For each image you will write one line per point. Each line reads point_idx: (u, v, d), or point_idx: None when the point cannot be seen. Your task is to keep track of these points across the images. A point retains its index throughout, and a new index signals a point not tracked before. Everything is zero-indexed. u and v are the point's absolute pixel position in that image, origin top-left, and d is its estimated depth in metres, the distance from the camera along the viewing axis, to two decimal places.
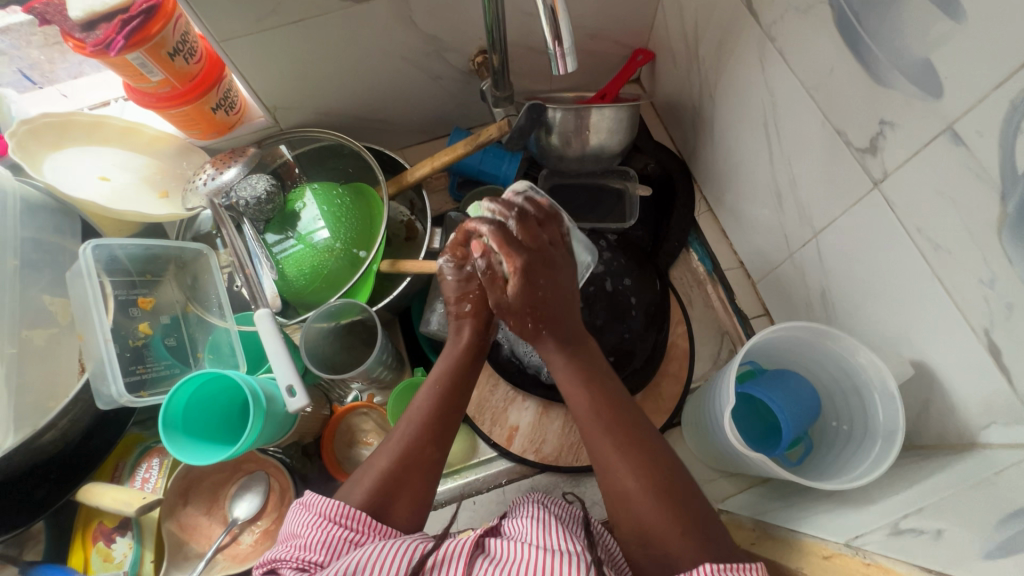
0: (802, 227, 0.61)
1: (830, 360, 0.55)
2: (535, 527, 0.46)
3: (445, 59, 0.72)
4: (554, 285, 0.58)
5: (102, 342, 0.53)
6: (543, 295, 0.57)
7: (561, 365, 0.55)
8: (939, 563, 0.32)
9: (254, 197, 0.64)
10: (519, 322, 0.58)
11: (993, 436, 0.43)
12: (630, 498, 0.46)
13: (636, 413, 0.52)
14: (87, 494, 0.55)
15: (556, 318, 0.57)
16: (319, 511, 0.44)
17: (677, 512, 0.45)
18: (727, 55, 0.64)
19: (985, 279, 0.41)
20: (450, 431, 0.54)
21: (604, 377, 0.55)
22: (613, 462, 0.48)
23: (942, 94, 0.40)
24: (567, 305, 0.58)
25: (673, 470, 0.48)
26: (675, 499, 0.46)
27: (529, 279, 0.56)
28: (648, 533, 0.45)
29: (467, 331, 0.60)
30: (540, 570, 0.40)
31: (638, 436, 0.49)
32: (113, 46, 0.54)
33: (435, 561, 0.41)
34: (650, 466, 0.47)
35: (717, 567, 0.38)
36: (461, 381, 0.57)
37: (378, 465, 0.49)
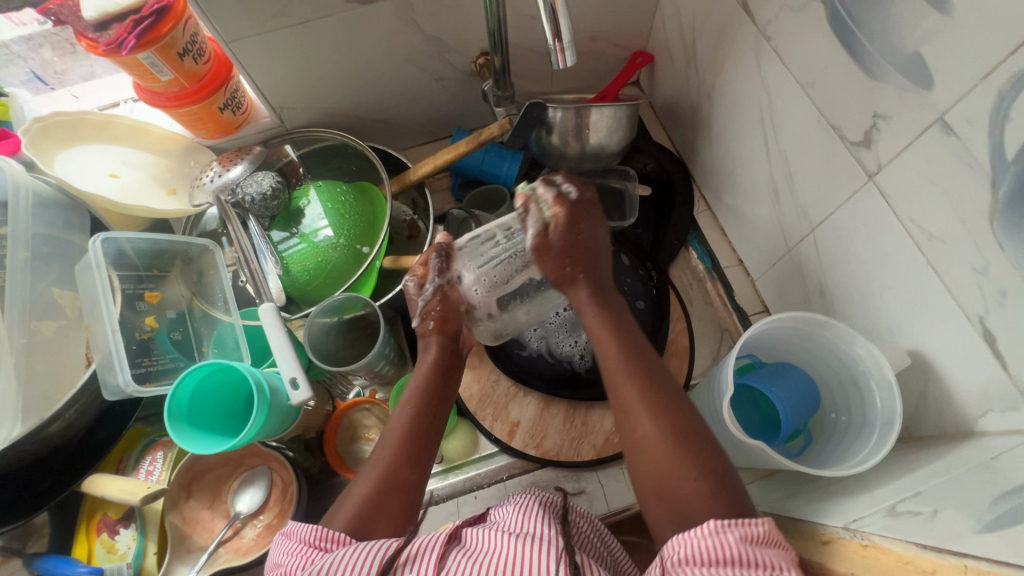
0: (800, 222, 0.61)
1: (828, 351, 0.56)
2: (516, 513, 0.47)
3: (448, 61, 0.73)
4: (591, 236, 0.58)
5: (111, 333, 0.54)
6: (580, 242, 0.57)
7: (592, 310, 0.55)
8: (935, 539, 0.32)
9: (260, 193, 0.65)
10: (556, 268, 0.57)
11: (990, 424, 0.44)
12: (648, 445, 0.46)
13: (661, 369, 0.51)
14: (91, 484, 0.56)
15: (591, 265, 0.57)
16: (298, 537, 0.42)
17: (696, 456, 0.44)
18: (724, 55, 0.65)
19: (978, 267, 0.41)
20: (426, 452, 0.52)
21: (630, 332, 0.55)
22: (637, 406, 0.48)
23: (933, 86, 0.41)
24: (596, 253, 0.58)
25: (695, 422, 0.47)
26: (693, 445, 0.45)
27: (574, 223, 0.57)
28: (660, 474, 0.44)
29: (431, 353, 0.58)
30: (515, 557, 0.40)
31: (661, 387, 0.49)
32: (125, 45, 0.55)
33: (408, 556, 0.40)
34: (671, 412, 0.47)
35: (723, 521, 0.37)
36: (429, 403, 0.55)
37: (357, 492, 0.47)
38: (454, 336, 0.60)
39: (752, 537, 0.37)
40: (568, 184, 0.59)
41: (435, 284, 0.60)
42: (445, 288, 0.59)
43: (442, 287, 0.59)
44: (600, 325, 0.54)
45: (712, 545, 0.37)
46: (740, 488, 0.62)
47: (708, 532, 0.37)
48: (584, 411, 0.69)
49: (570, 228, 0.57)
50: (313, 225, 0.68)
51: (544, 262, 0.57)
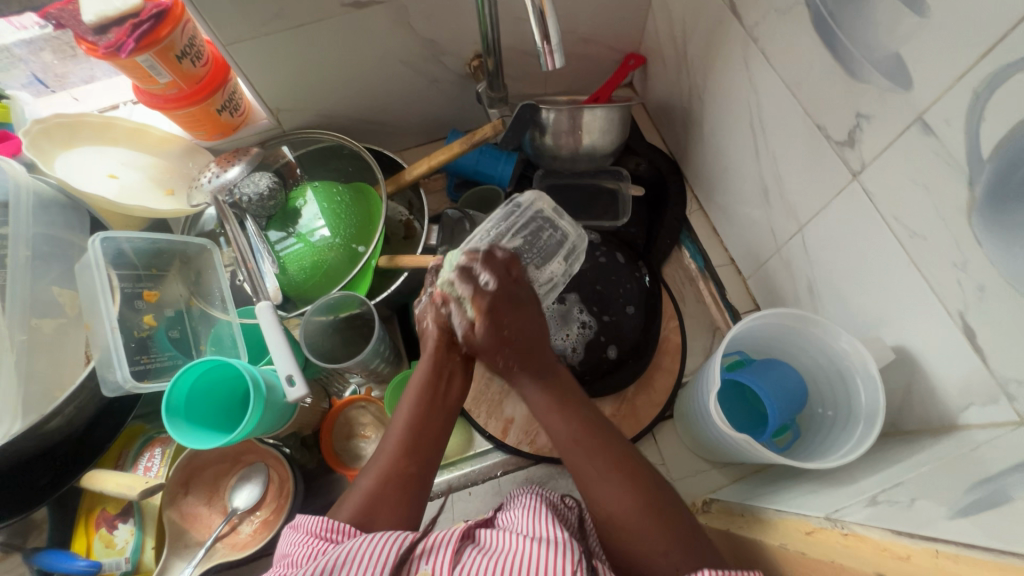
0: (789, 221, 0.62)
1: (815, 347, 0.57)
2: (527, 516, 0.47)
3: (443, 63, 0.74)
4: (531, 326, 0.55)
5: (110, 329, 0.55)
6: (516, 334, 0.53)
7: (536, 394, 0.53)
8: (911, 526, 0.33)
9: (257, 193, 0.66)
10: (490, 358, 0.55)
11: (972, 417, 0.44)
12: (618, 524, 0.46)
13: (617, 434, 0.51)
14: (91, 479, 0.57)
15: (530, 351, 0.54)
16: (306, 529, 0.45)
17: (668, 531, 0.44)
18: (714, 57, 0.66)
19: (958, 263, 0.42)
20: (427, 442, 0.52)
21: (580, 403, 0.53)
22: (597, 486, 0.47)
23: (912, 86, 0.42)
24: (539, 345, 0.55)
25: (659, 489, 0.47)
26: (663, 516, 0.45)
27: (495, 320, 0.53)
28: (633, 551, 0.45)
29: (429, 341, 0.58)
30: (527, 560, 0.40)
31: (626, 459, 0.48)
32: (124, 48, 0.56)
33: (424, 548, 0.42)
34: (634, 489, 0.46)
35: (726, 574, 0.39)
36: (433, 402, 0.55)
37: (361, 485, 0.49)
38: (454, 323, 0.59)
39: None
40: (484, 271, 0.56)
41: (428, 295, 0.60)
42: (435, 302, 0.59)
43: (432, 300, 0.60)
44: (544, 402, 0.52)
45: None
46: (731, 483, 0.63)
47: None
48: None
49: (493, 325, 0.53)
50: (310, 225, 0.69)
51: (479, 354, 0.55)
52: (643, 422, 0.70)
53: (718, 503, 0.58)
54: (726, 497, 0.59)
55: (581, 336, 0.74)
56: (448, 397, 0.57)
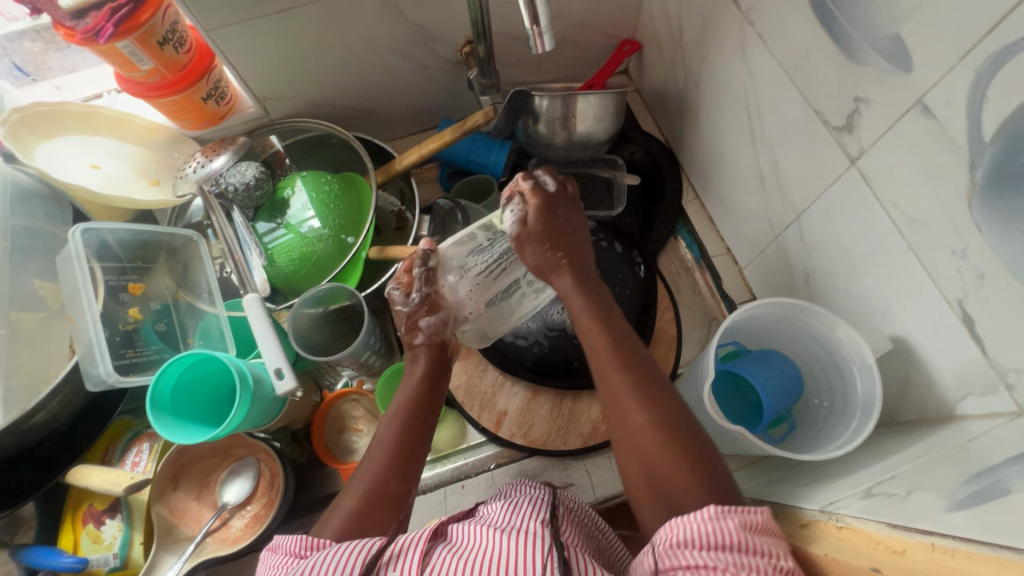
0: (785, 209, 0.61)
1: (812, 337, 0.56)
2: (504, 510, 0.46)
3: (433, 49, 0.72)
4: (569, 223, 0.60)
5: (91, 323, 0.54)
6: (555, 225, 0.59)
7: (576, 299, 0.57)
8: (906, 519, 0.32)
9: (243, 183, 0.66)
10: (536, 254, 0.58)
11: (969, 407, 0.44)
12: (642, 436, 0.46)
13: (652, 365, 0.52)
14: (77, 475, 0.56)
15: (573, 248, 0.59)
16: (283, 549, 0.43)
17: (681, 449, 0.44)
18: (709, 42, 0.65)
19: (957, 250, 0.41)
20: (415, 463, 0.52)
21: (616, 321, 0.56)
22: (630, 401, 0.49)
23: (912, 68, 0.41)
24: (573, 240, 0.60)
25: (683, 412, 0.48)
26: (680, 436, 0.45)
27: (549, 209, 0.59)
28: (652, 463, 0.45)
29: (420, 364, 0.59)
30: (501, 553, 0.39)
31: (663, 394, 0.49)
32: (102, 33, 0.55)
33: (391, 554, 0.40)
34: (659, 404, 0.48)
35: (723, 508, 0.37)
36: (421, 418, 0.55)
37: (344, 506, 0.47)
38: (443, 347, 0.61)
39: (750, 524, 0.37)
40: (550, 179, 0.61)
41: (422, 293, 0.59)
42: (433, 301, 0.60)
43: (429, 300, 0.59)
44: (584, 309, 0.56)
45: (711, 530, 0.36)
46: (726, 475, 0.62)
47: (708, 517, 0.37)
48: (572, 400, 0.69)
49: (546, 215, 0.58)
50: (300, 215, 0.68)
51: (523, 247, 0.59)
52: None
53: None
54: None
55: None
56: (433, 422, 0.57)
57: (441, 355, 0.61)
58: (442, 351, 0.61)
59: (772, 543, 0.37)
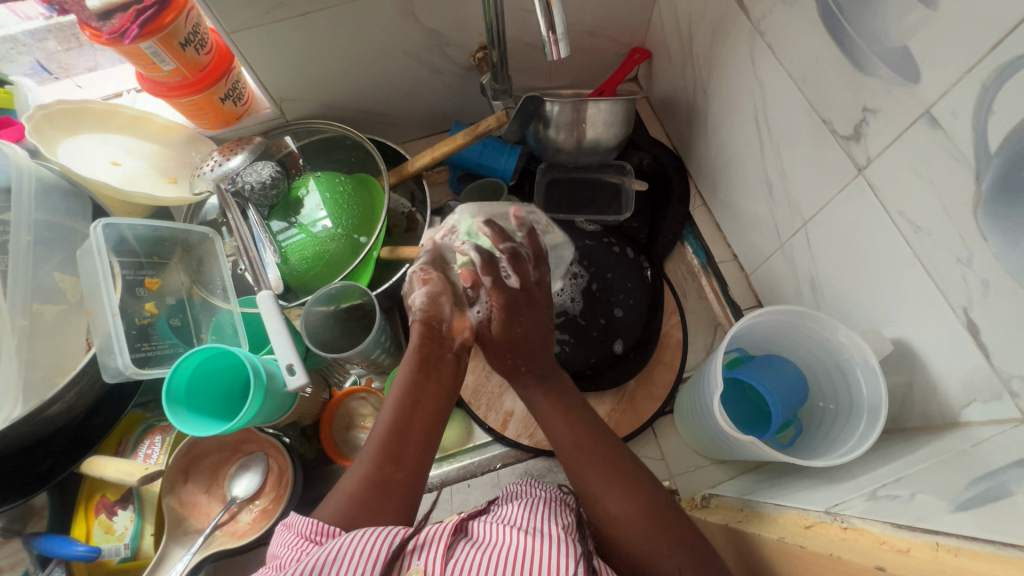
0: (792, 216, 0.62)
1: (815, 342, 0.57)
2: (522, 509, 0.47)
3: (447, 54, 0.74)
4: (528, 325, 0.61)
5: (110, 316, 0.55)
6: (516, 335, 0.60)
7: (540, 398, 0.58)
8: (909, 519, 0.33)
9: (260, 182, 0.67)
10: (499, 355, 0.62)
11: (973, 414, 0.44)
12: (625, 526, 0.47)
13: (622, 448, 0.54)
14: (91, 465, 0.57)
15: (530, 354, 0.60)
16: (297, 530, 0.44)
17: (668, 534, 0.46)
18: (720, 51, 0.66)
19: (962, 258, 0.42)
20: (413, 445, 0.53)
21: (581, 412, 0.57)
22: (602, 487, 0.50)
23: (920, 80, 0.42)
24: (531, 342, 0.60)
25: (662, 497, 0.50)
26: (664, 522, 0.47)
27: (511, 315, 0.60)
28: (636, 547, 0.46)
29: (414, 338, 0.58)
30: (526, 553, 0.41)
31: (626, 466, 0.52)
32: (128, 34, 0.56)
33: (415, 544, 0.41)
34: (640, 499, 0.49)
35: None
36: (417, 398, 0.55)
37: (345, 489, 0.49)
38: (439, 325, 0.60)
39: None
40: (509, 268, 0.61)
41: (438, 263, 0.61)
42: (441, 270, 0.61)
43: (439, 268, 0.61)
44: (550, 407, 0.57)
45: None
46: (729, 479, 0.63)
47: None
48: None
49: (512, 311, 0.61)
50: (312, 216, 0.69)
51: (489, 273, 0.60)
52: (644, 417, 0.70)
53: (717, 498, 0.58)
54: (726, 493, 0.59)
55: (574, 286, 0.76)
56: (437, 396, 0.57)
57: (438, 333, 0.59)
58: (437, 329, 0.59)
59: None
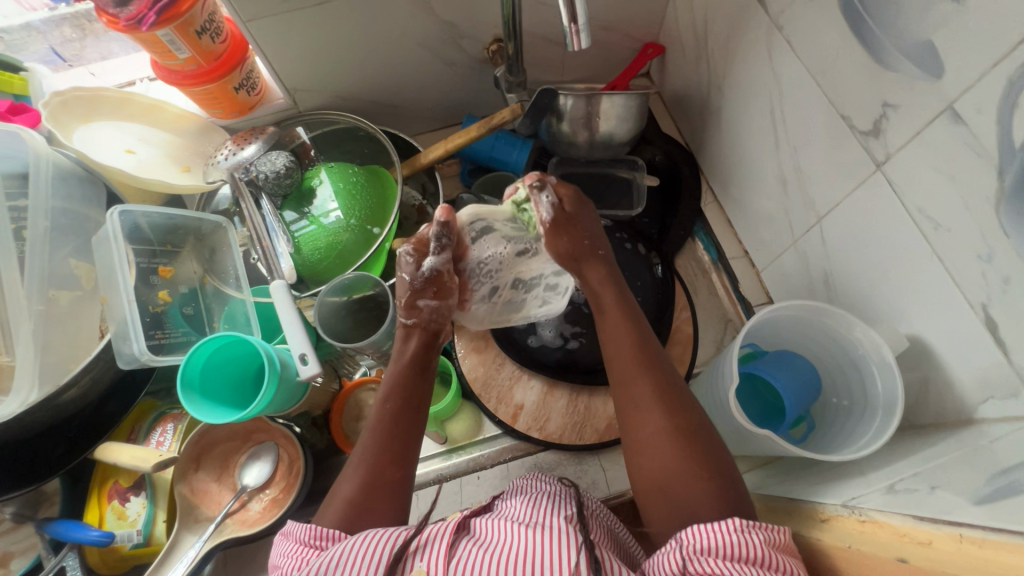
0: (807, 212, 0.62)
1: (829, 337, 0.57)
2: (526, 507, 0.47)
3: (461, 46, 0.74)
4: (593, 220, 0.63)
5: (126, 303, 0.55)
6: (587, 222, 0.62)
7: (607, 289, 0.58)
8: (930, 512, 0.33)
9: (274, 171, 0.67)
10: (572, 244, 0.60)
11: (989, 411, 0.44)
12: (656, 441, 0.47)
13: (666, 362, 0.53)
14: (106, 451, 0.57)
15: (603, 245, 0.62)
16: (297, 538, 0.44)
17: (698, 454, 0.46)
18: (736, 46, 0.66)
19: (982, 254, 0.42)
20: (410, 445, 0.52)
21: (638, 322, 0.56)
22: (644, 403, 0.49)
23: (943, 74, 0.41)
24: (603, 239, 0.63)
25: (699, 415, 0.48)
26: (695, 440, 0.46)
27: (580, 202, 0.63)
28: (667, 472, 0.46)
29: (410, 343, 0.58)
30: (527, 546, 0.40)
31: (672, 382, 0.50)
32: (144, 21, 0.56)
33: (417, 544, 0.41)
34: (676, 413, 0.48)
35: (750, 523, 0.38)
36: (409, 395, 0.55)
37: (342, 493, 0.48)
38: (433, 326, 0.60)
39: (774, 541, 0.38)
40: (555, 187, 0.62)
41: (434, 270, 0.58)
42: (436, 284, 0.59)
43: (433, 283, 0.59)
44: (609, 306, 0.57)
45: (738, 542, 0.37)
46: (739, 474, 0.63)
47: (733, 529, 0.38)
48: (588, 396, 0.70)
49: (580, 203, 0.63)
50: (323, 207, 0.69)
51: (562, 235, 0.60)
52: None
53: None
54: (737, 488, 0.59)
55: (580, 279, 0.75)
56: (422, 395, 0.56)
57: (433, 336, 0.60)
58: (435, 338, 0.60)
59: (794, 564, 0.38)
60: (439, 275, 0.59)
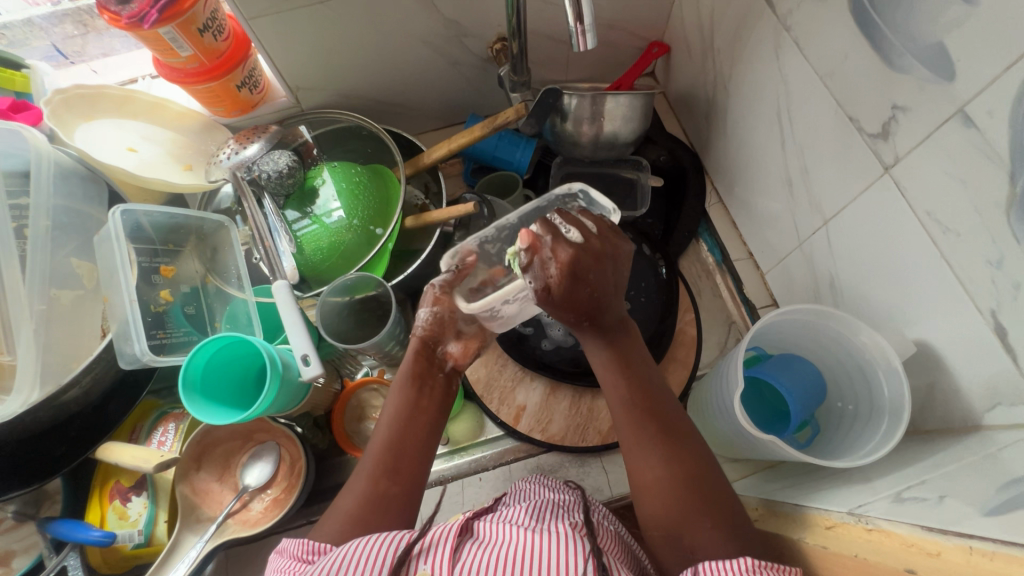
0: (813, 215, 0.61)
1: (834, 341, 0.57)
2: (530, 511, 0.47)
3: (465, 45, 0.73)
4: (601, 278, 0.48)
5: (128, 302, 0.55)
6: (583, 293, 0.47)
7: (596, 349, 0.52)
8: (939, 522, 0.33)
9: (276, 171, 0.67)
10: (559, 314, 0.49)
11: (997, 418, 0.44)
12: (657, 490, 0.46)
13: (671, 407, 0.49)
14: (106, 452, 0.57)
15: (599, 310, 0.49)
16: (290, 552, 0.44)
17: (705, 502, 0.44)
18: (743, 46, 0.65)
19: (993, 259, 0.41)
20: (412, 462, 0.51)
21: (642, 367, 0.51)
22: (643, 450, 0.47)
23: (955, 77, 0.41)
24: (608, 296, 0.49)
25: (705, 460, 0.47)
26: (700, 489, 0.45)
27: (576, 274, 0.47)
28: (671, 520, 0.45)
29: (408, 354, 0.57)
30: (531, 549, 0.40)
31: (673, 429, 0.48)
32: (147, 19, 0.55)
33: (420, 548, 0.41)
34: (682, 461, 0.46)
35: (762, 563, 0.39)
36: (421, 413, 0.54)
37: (343, 507, 0.48)
38: (434, 345, 0.58)
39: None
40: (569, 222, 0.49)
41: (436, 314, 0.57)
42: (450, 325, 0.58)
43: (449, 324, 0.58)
44: (606, 358, 0.51)
45: None
46: (742, 478, 0.63)
47: (742, 569, 0.38)
48: (590, 398, 0.70)
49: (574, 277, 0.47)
50: (326, 207, 0.69)
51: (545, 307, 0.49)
52: None
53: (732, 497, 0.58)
54: (740, 491, 0.59)
55: None
56: (434, 412, 0.55)
57: (432, 350, 0.58)
58: (431, 350, 0.58)
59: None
60: (435, 298, 0.57)
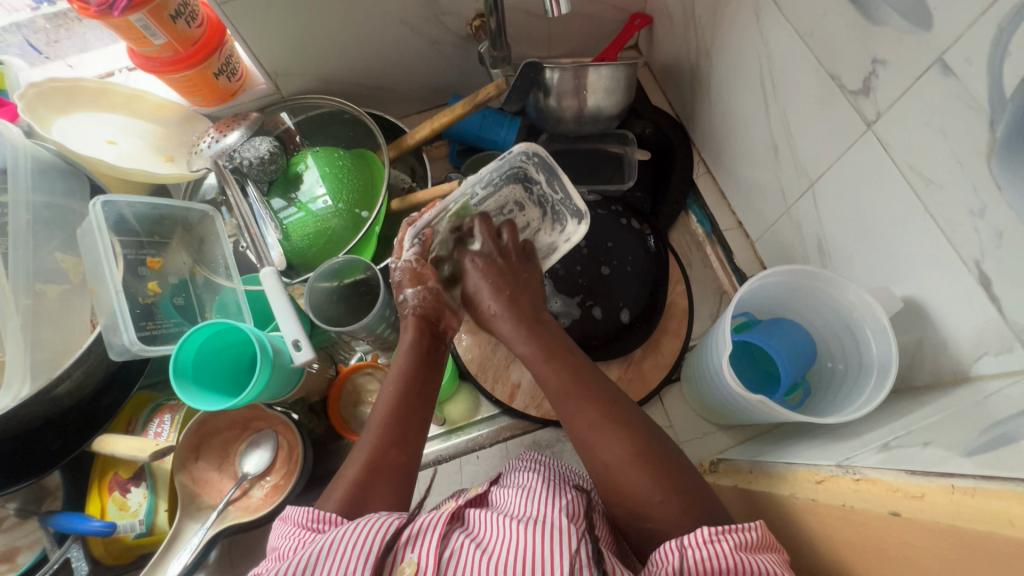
0: (799, 178, 0.61)
1: (824, 302, 0.57)
2: (521, 496, 0.47)
3: (443, 23, 0.72)
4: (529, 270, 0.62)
5: (114, 293, 0.55)
6: (524, 276, 0.60)
7: (523, 343, 0.56)
8: (923, 466, 0.33)
9: (258, 157, 0.66)
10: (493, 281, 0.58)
11: (984, 367, 0.44)
12: (618, 470, 0.46)
13: (620, 395, 0.51)
14: (102, 443, 0.57)
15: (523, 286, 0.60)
16: (293, 520, 0.44)
17: (661, 475, 0.45)
18: (723, 11, 0.64)
19: (975, 209, 0.41)
20: (414, 429, 0.52)
21: (577, 361, 0.54)
22: (597, 438, 0.48)
23: (931, 26, 0.40)
24: (528, 280, 0.61)
25: (657, 436, 0.48)
26: (656, 459, 0.46)
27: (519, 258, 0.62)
28: (632, 501, 0.45)
29: (409, 334, 0.57)
30: (523, 544, 0.40)
31: (622, 409, 0.49)
32: (116, 6, 0.54)
33: (409, 534, 0.41)
34: (632, 438, 0.47)
35: (717, 530, 0.38)
36: (420, 386, 0.55)
37: (347, 475, 0.48)
38: (434, 320, 0.60)
39: (745, 542, 0.38)
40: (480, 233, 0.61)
41: (408, 269, 0.58)
42: (435, 298, 0.59)
43: (434, 297, 0.59)
44: (533, 353, 0.54)
45: (709, 555, 0.37)
46: (737, 444, 0.63)
47: (702, 541, 0.38)
48: None
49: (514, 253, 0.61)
50: (311, 193, 0.68)
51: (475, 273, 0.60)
52: (650, 386, 0.70)
53: (727, 463, 0.59)
54: (735, 457, 0.60)
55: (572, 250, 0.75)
56: (432, 390, 0.56)
57: (433, 326, 0.59)
58: (432, 325, 0.59)
59: (770, 559, 0.39)
60: (417, 274, 0.58)
